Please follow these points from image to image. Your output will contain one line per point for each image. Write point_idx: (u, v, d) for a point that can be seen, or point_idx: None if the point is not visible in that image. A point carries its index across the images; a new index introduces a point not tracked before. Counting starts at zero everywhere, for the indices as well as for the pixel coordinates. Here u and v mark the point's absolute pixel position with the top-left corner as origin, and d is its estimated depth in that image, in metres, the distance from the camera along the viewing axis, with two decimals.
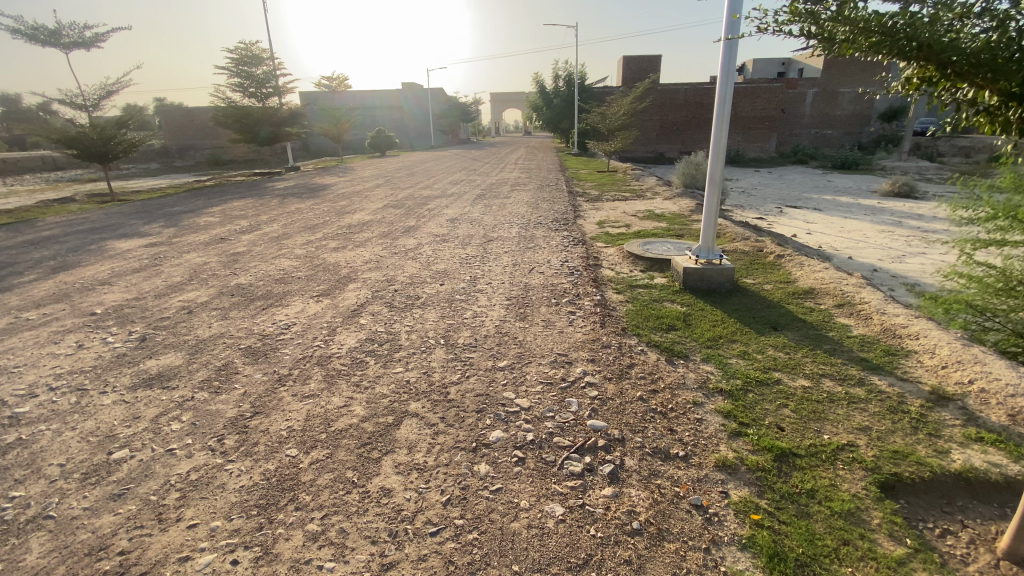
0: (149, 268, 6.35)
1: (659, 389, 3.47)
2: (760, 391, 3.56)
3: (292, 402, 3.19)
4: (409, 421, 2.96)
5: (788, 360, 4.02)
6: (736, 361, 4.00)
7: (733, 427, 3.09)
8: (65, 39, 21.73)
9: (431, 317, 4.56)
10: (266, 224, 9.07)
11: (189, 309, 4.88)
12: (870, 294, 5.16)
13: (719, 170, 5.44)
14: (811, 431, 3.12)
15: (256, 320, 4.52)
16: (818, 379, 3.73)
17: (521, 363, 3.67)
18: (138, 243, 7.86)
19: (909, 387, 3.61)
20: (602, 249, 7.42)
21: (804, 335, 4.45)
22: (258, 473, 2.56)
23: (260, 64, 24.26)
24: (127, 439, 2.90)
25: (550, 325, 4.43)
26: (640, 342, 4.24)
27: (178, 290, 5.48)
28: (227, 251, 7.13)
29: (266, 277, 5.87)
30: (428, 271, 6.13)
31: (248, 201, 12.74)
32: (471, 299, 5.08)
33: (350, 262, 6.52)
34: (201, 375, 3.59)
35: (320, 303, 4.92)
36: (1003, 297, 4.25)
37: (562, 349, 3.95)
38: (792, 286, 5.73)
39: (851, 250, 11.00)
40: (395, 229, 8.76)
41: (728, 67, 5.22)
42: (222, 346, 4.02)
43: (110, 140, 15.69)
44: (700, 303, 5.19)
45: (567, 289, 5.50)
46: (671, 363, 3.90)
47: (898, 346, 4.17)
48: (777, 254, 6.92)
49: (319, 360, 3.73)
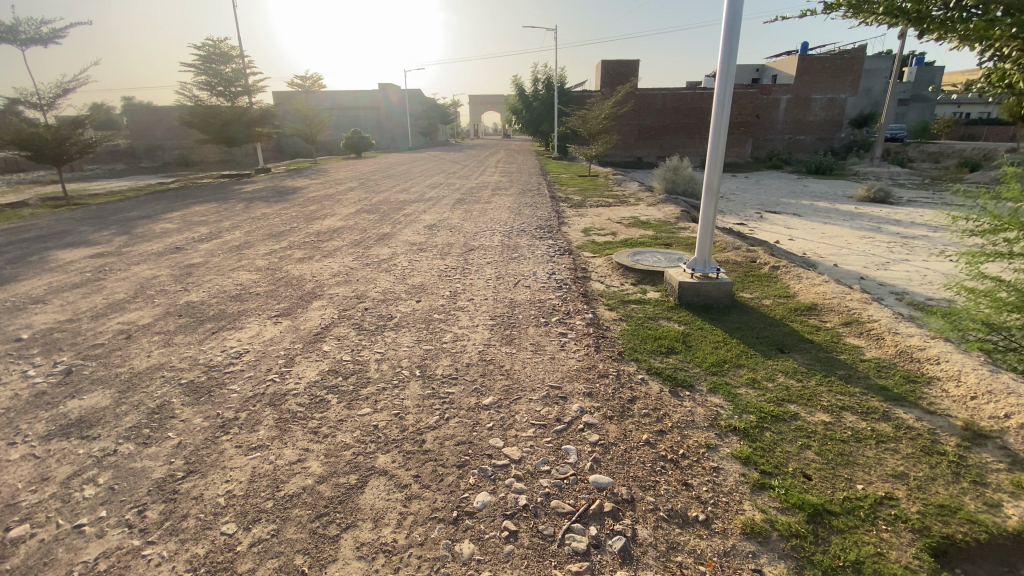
0: (91, 283, 5.69)
1: (666, 430, 3.02)
2: (777, 429, 3.15)
3: (236, 455, 2.67)
4: (377, 480, 2.48)
5: (802, 390, 3.62)
6: (746, 392, 3.57)
7: (756, 477, 2.67)
8: (20, 35, 20.37)
9: (406, 342, 4.06)
10: (227, 232, 8.43)
11: (129, 333, 4.27)
12: (878, 311, 4.82)
13: (717, 178, 5.06)
14: (841, 480, 2.72)
15: (203, 348, 3.93)
16: (838, 414, 3.34)
17: (508, 400, 3.20)
18: (83, 253, 7.14)
19: (938, 422, 3.25)
20: (589, 259, 7.00)
21: (815, 359, 4.08)
22: (183, 562, 2.03)
23: (229, 62, 23.37)
24: (30, 510, 2.33)
25: (540, 350, 3.98)
26: (639, 369, 3.80)
27: (119, 309, 4.85)
28: (182, 263, 6.49)
29: (221, 292, 5.28)
30: (403, 285, 5.62)
31: (213, 205, 12.01)
32: (450, 319, 4.59)
33: (316, 275, 5.95)
34: (129, 420, 3.00)
35: (278, 326, 4.38)
36: (1008, 312, 3.55)
37: (555, 380, 3.48)
38: (793, 301, 5.36)
39: (836, 257, 10.82)
40: (368, 237, 8.21)
41: (728, 68, 4.89)
42: (159, 381, 3.44)
43: (65, 141, 14.68)
44: (698, 321, 4.79)
45: (556, 305, 5.05)
46: (676, 396, 3.45)
47: (918, 372, 3.83)
48: (772, 265, 6.59)
49: (271, 400, 3.19)
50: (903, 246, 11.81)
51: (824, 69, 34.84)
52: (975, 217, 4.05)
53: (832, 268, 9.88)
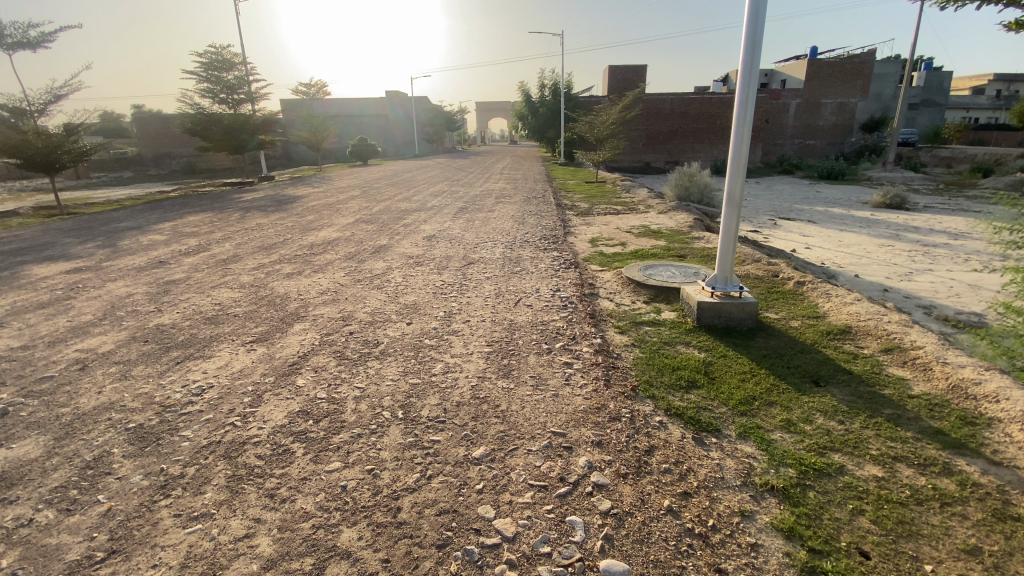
0: (58, 303, 5.30)
1: (692, 492, 2.54)
2: (821, 487, 2.65)
3: (172, 529, 2.23)
4: (338, 565, 2.01)
5: (846, 435, 3.10)
6: (782, 438, 3.06)
7: (803, 558, 2.17)
8: (10, 40, 19.90)
9: (391, 374, 3.60)
10: (217, 244, 8.03)
11: (84, 363, 3.86)
12: (921, 336, 4.28)
13: (739, 187, 4.59)
14: (905, 560, 2.21)
15: (162, 383, 3.50)
16: (891, 467, 2.82)
17: (503, 451, 2.73)
18: (59, 268, 6.76)
19: (1007, 476, 2.74)
20: (597, 274, 6.53)
21: (855, 393, 3.57)
22: None
23: (231, 68, 22.90)
24: None
25: (542, 385, 3.50)
26: (656, 409, 3.30)
27: (81, 334, 4.45)
28: (161, 279, 6.11)
29: (195, 314, 4.86)
30: (395, 304, 5.17)
31: (208, 214, 11.66)
32: (442, 345, 4.12)
33: (301, 292, 5.53)
34: (58, 477, 2.59)
35: (251, 353, 3.94)
36: None
37: (558, 426, 3.00)
38: (823, 323, 4.83)
39: (856, 267, 10.25)
40: (364, 249, 7.79)
41: (750, 69, 4.44)
42: (103, 426, 3.02)
43: (57, 148, 14.37)
44: (721, 348, 4.28)
45: (561, 328, 4.57)
46: (702, 445, 2.95)
47: (976, 411, 3.29)
48: (796, 280, 6.07)
49: (226, 451, 2.74)
50: (925, 255, 11.22)
51: (834, 72, 34.23)
52: (1014, 225, 3.57)
53: (853, 279, 9.32)
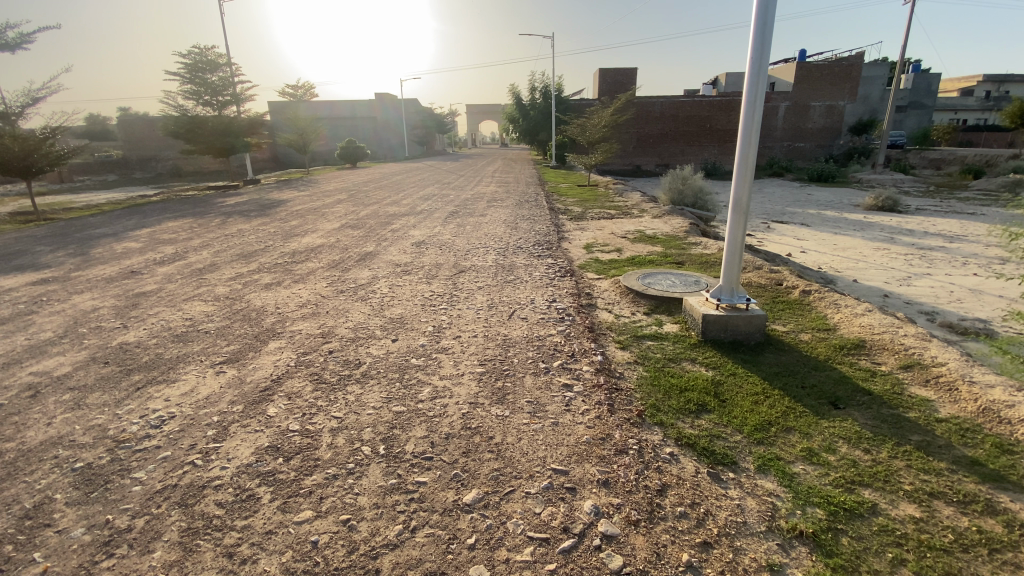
0: (16, 318, 4.92)
1: (712, 542, 2.24)
2: (855, 532, 2.36)
3: None
4: None
5: (875, 466, 2.83)
6: (805, 471, 2.78)
7: None
8: None
9: (373, 400, 3.27)
10: (194, 252, 7.67)
11: (36, 390, 3.48)
12: (942, 352, 4.03)
13: (745, 194, 4.31)
14: None
15: (119, 413, 3.14)
16: (929, 507, 2.53)
17: (498, 495, 2.41)
18: (25, 279, 6.38)
19: None
20: (594, 282, 6.24)
21: (877, 417, 3.29)
22: None
23: (216, 70, 22.38)
24: None
25: (541, 411, 3.18)
26: (665, 438, 3.00)
27: (37, 354, 4.08)
28: (132, 290, 5.74)
29: (164, 330, 4.50)
30: (380, 317, 4.84)
31: (189, 220, 11.26)
32: (430, 366, 3.79)
33: (279, 305, 5.17)
34: None
35: (220, 377, 3.59)
36: None
37: (560, 462, 2.69)
38: (835, 336, 4.57)
39: (854, 271, 10.05)
40: (349, 256, 7.46)
41: (757, 66, 4.13)
42: (47, 465, 2.67)
43: (34, 152, 13.87)
44: (729, 365, 4.00)
45: (558, 344, 4.27)
46: (718, 481, 2.66)
47: (1011, 438, 3.02)
48: (802, 288, 5.81)
49: (183, 496, 2.41)
50: (922, 258, 11.03)
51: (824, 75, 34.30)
52: None
53: (852, 285, 9.10)
